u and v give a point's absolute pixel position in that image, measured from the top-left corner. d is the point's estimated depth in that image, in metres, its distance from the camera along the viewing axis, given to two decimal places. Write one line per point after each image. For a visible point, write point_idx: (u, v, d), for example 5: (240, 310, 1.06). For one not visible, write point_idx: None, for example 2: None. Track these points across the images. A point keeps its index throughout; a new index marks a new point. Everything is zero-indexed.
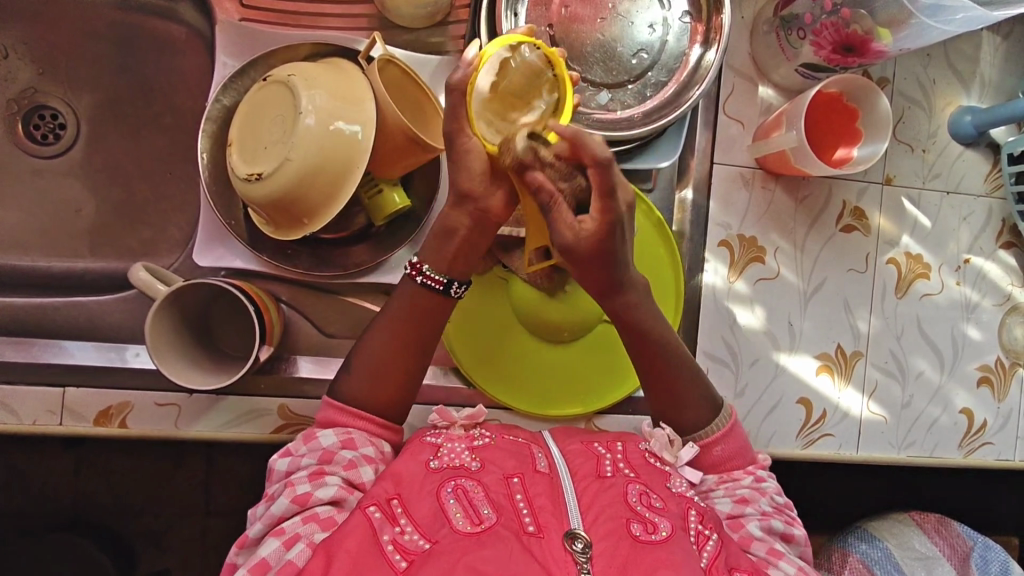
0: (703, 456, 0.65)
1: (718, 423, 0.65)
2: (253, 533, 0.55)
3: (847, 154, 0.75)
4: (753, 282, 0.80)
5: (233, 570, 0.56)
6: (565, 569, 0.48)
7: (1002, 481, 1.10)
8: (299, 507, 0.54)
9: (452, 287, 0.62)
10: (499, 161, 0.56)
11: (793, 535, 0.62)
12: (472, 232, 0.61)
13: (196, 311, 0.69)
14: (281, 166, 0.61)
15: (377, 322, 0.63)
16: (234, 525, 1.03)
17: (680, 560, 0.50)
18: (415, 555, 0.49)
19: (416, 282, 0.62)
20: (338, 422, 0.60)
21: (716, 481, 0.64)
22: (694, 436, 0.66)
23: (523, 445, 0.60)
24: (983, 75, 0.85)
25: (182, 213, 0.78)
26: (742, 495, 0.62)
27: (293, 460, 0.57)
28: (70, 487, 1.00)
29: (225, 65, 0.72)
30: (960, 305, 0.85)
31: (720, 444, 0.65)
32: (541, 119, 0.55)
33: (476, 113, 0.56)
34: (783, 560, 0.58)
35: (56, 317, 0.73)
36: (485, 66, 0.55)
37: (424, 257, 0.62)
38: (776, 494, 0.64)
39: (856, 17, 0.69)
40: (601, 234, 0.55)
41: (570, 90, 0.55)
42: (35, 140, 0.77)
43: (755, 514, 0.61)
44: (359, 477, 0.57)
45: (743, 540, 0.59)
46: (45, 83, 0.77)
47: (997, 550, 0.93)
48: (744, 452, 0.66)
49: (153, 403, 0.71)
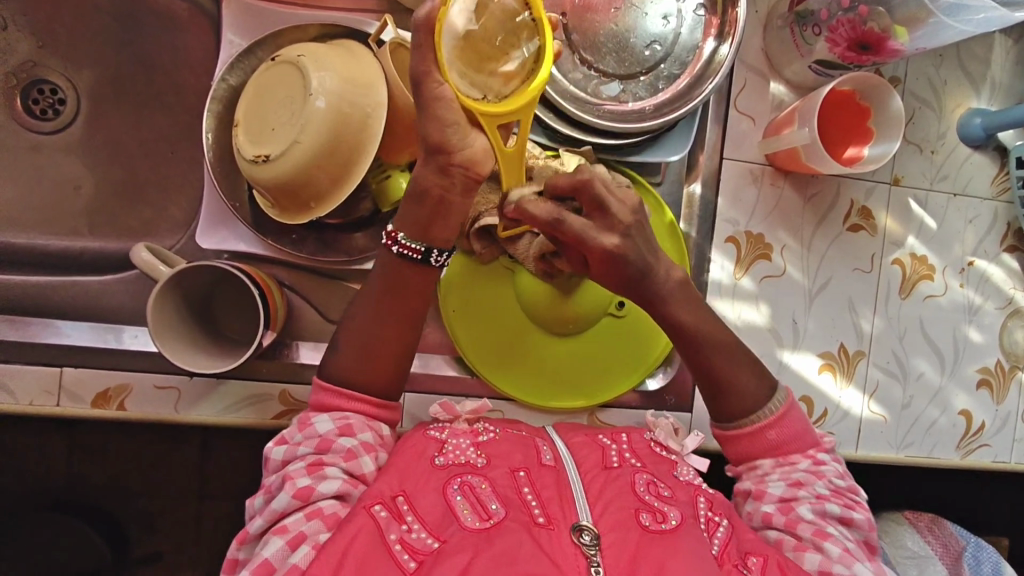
0: (755, 441, 0.63)
1: (773, 406, 0.63)
2: (254, 529, 0.54)
3: (858, 153, 0.74)
4: (758, 280, 0.80)
5: (234, 565, 0.56)
6: (575, 563, 0.48)
7: (992, 481, 1.12)
8: (302, 502, 0.53)
9: (431, 256, 0.59)
10: (479, 117, 0.50)
11: (851, 518, 0.61)
12: (450, 194, 0.56)
13: (198, 293, 0.68)
14: (290, 149, 0.60)
15: (358, 301, 0.61)
16: (227, 509, 1.02)
17: (690, 549, 0.50)
18: (424, 555, 0.49)
19: (393, 252, 0.59)
20: (329, 405, 0.58)
21: (772, 466, 0.62)
22: (744, 424, 0.64)
23: (528, 438, 0.60)
24: (992, 78, 0.85)
25: (184, 193, 0.77)
26: (797, 479, 0.61)
27: (288, 449, 0.57)
28: (62, 468, 0.98)
29: (232, 44, 0.71)
30: (963, 307, 0.85)
31: (773, 428, 0.63)
32: (524, 70, 0.50)
33: (448, 63, 0.49)
34: (830, 541, 0.57)
35: (55, 296, 0.72)
36: (456, 3, 0.49)
37: (399, 223, 0.59)
38: (836, 476, 0.63)
39: (874, 15, 0.68)
40: (601, 265, 0.58)
41: (550, 33, 0.49)
42: (33, 115, 0.75)
43: (809, 497, 0.60)
44: (361, 469, 0.56)
45: (789, 523, 0.59)
46: (45, 57, 0.75)
47: (989, 551, 0.93)
48: (802, 436, 0.63)
49: (152, 385, 0.71)
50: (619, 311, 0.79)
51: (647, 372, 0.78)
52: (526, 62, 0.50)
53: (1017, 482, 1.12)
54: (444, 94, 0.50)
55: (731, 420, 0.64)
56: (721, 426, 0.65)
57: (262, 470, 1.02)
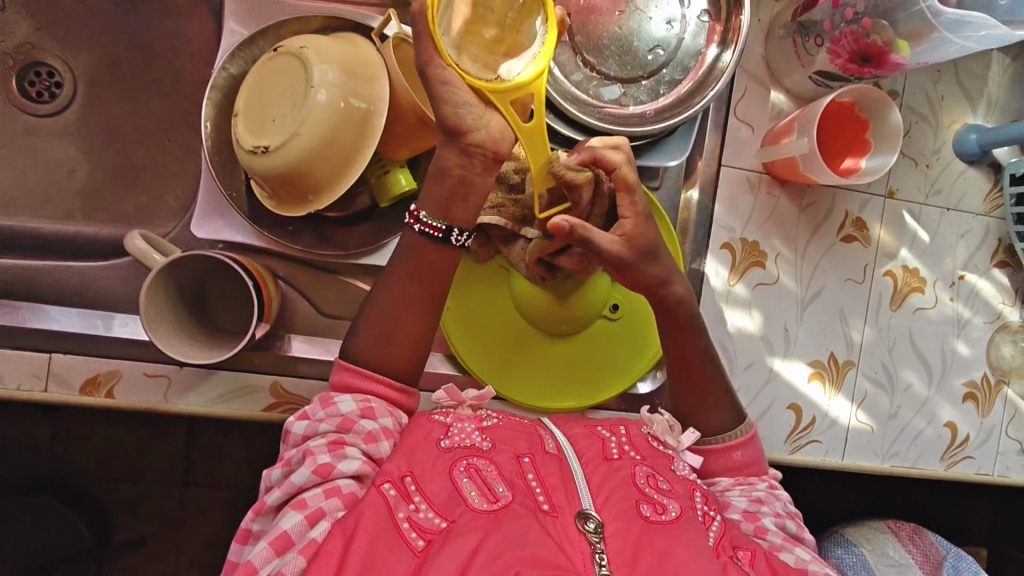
0: (720, 458, 0.66)
1: (742, 428, 0.67)
2: (270, 502, 0.54)
3: (854, 165, 0.75)
4: (752, 286, 0.81)
5: (246, 536, 0.55)
6: (580, 550, 0.49)
7: (974, 492, 1.13)
8: (321, 478, 0.53)
9: (452, 235, 0.59)
10: (492, 95, 0.52)
11: (802, 537, 0.63)
12: (468, 173, 0.57)
13: (192, 281, 0.68)
14: (289, 140, 0.60)
15: (384, 285, 0.61)
16: (213, 498, 1.02)
17: (691, 539, 0.51)
18: (432, 534, 0.49)
19: (415, 231, 0.60)
20: (352, 386, 0.59)
21: (731, 483, 0.65)
22: (708, 440, 0.67)
23: (530, 427, 0.61)
24: (989, 95, 0.86)
25: (180, 181, 0.76)
26: (758, 496, 0.63)
27: (310, 425, 0.56)
28: (46, 453, 0.98)
29: (234, 33, 0.71)
30: (952, 320, 0.86)
31: (740, 449, 0.66)
32: (534, 43, 0.51)
33: (456, 53, 0.52)
34: (800, 547, 0.58)
35: (47, 281, 0.71)
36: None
37: (423, 203, 0.59)
38: (788, 501, 0.65)
39: (877, 28, 0.68)
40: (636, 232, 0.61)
41: (553, 6, 0.51)
42: (29, 98, 0.74)
43: (770, 512, 0.62)
44: (379, 452, 0.56)
45: (757, 530, 0.60)
46: (43, 39, 0.74)
47: (969, 561, 0.94)
48: (759, 463, 0.67)
49: (141, 373, 0.70)
50: (613, 314, 0.79)
51: (638, 377, 0.78)
52: (538, 39, 0.51)
53: (993, 496, 1.14)
54: (451, 78, 0.52)
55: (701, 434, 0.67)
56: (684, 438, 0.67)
57: (248, 460, 1.02)
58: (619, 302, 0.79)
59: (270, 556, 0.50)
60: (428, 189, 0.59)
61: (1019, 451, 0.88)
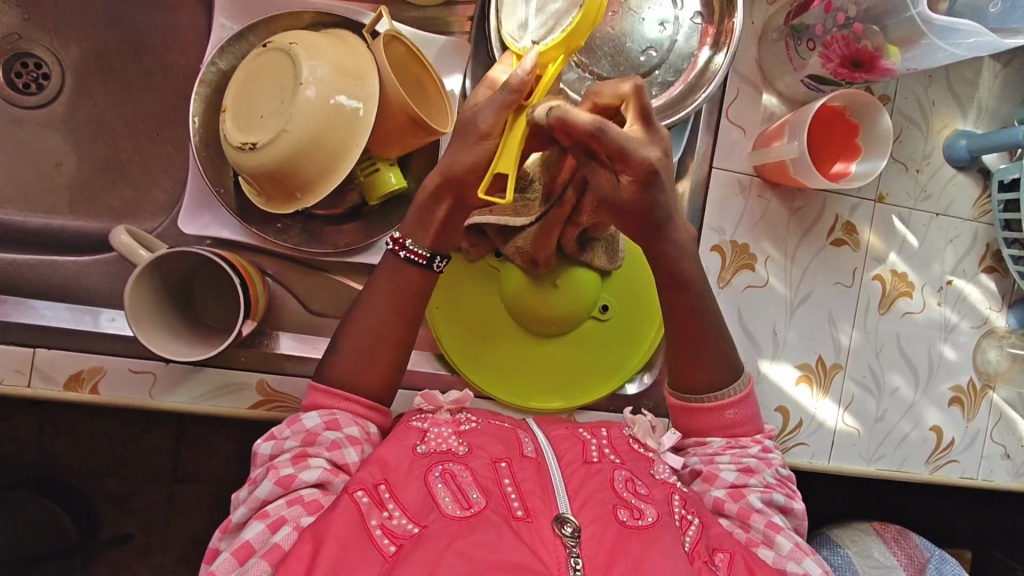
0: (711, 418, 0.65)
1: (734, 388, 0.65)
2: (237, 518, 0.53)
3: (845, 169, 0.76)
4: (741, 290, 0.81)
5: (214, 556, 0.54)
6: (556, 555, 0.49)
7: (962, 495, 1.14)
8: (284, 490, 0.53)
9: (434, 262, 0.64)
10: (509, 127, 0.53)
11: (792, 508, 0.63)
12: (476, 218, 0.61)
13: (177, 279, 0.67)
14: (276, 138, 0.59)
15: (360, 305, 0.63)
16: (202, 495, 1.01)
17: (667, 545, 0.51)
18: (403, 539, 0.49)
19: (399, 256, 0.63)
20: (321, 406, 0.59)
21: (722, 445, 0.64)
22: (702, 398, 0.65)
23: (509, 431, 0.61)
24: (980, 101, 0.86)
25: (168, 176, 0.75)
26: (747, 465, 0.62)
27: (275, 444, 0.56)
28: (33, 446, 0.98)
29: (223, 27, 0.70)
30: (939, 324, 0.87)
31: (733, 408, 0.65)
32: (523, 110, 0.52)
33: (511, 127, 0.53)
34: (782, 535, 0.58)
35: (30, 275, 0.71)
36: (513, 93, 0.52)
37: (407, 231, 0.63)
38: (780, 466, 0.65)
39: (867, 33, 0.68)
40: (639, 184, 0.50)
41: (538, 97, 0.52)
42: (15, 88, 0.73)
43: (758, 486, 0.61)
44: (344, 458, 0.56)
45: (742, 512, 0.60)
46: (29, 30, 0.73)
47: (951, 564, 0.95)
48: (753, 420, 0.66)
49: (126, 369, 0.70)
50: (602, 315, 0.78)
51: (625, 379, 0.78)
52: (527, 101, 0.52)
53: (978, 498, 1.14)
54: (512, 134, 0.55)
55: (686, 391, 0.66)
56: (681, 398, 0.66)
57: (237, 455, 1.01)
58: (608, 302, 0.79)
59: (232, 566, 0.49)
60: (412, 221, 0.63)
61: (1003, 455, 0.89)
